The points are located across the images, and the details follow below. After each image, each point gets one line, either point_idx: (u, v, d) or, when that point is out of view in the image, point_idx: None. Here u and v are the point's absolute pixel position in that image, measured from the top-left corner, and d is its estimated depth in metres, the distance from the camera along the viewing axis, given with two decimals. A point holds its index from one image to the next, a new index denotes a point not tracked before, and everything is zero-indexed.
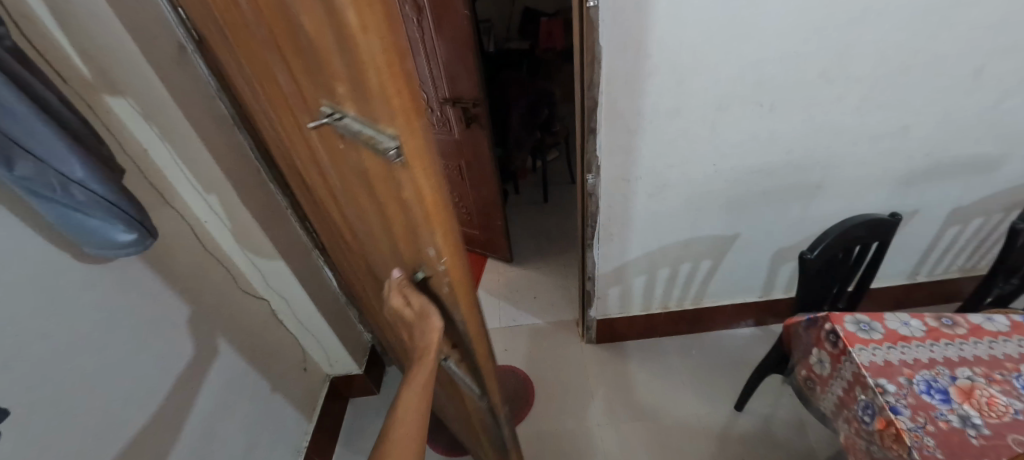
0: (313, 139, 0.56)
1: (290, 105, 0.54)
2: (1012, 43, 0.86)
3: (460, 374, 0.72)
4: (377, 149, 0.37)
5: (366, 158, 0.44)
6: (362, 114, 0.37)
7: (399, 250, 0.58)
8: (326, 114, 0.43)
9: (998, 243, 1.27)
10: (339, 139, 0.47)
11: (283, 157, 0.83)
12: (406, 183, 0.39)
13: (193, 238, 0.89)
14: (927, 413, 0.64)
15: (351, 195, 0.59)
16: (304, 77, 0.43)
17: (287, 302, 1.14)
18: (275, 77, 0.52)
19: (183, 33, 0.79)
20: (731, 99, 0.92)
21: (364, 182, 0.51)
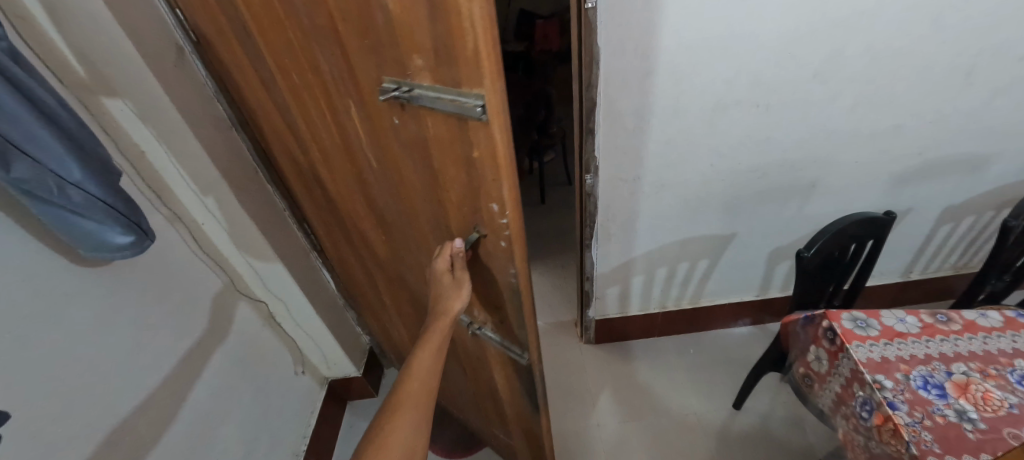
0: (358, 122, 0.60)
1: (334, 91, 0.58)
2: (1001, 44, 0.87)
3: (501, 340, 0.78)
4: (461, 109, 0.43)
5: (435, 126, 0.50)
6: (440, 81, 0.44)
7: (446, 219, 0.64)
8: (387, 90, 0.49)
9: (990, 240, 1.28)
10: (400, 114, 0.52)
11: (294, 156, 0.83)
12: (482, 139, 0.46)
13: (189, 241, 0.89)
14: (925, 408, 0.65)
15: (394, 173, 0.63)
16: (372, 56, 0.48)
17: (284, 304, 1.13)
18: (321, 65, 0.55)
19: (181, 35, 0.78)
20: (727, 99, 0.92)
21: (419, 155, 0.56)
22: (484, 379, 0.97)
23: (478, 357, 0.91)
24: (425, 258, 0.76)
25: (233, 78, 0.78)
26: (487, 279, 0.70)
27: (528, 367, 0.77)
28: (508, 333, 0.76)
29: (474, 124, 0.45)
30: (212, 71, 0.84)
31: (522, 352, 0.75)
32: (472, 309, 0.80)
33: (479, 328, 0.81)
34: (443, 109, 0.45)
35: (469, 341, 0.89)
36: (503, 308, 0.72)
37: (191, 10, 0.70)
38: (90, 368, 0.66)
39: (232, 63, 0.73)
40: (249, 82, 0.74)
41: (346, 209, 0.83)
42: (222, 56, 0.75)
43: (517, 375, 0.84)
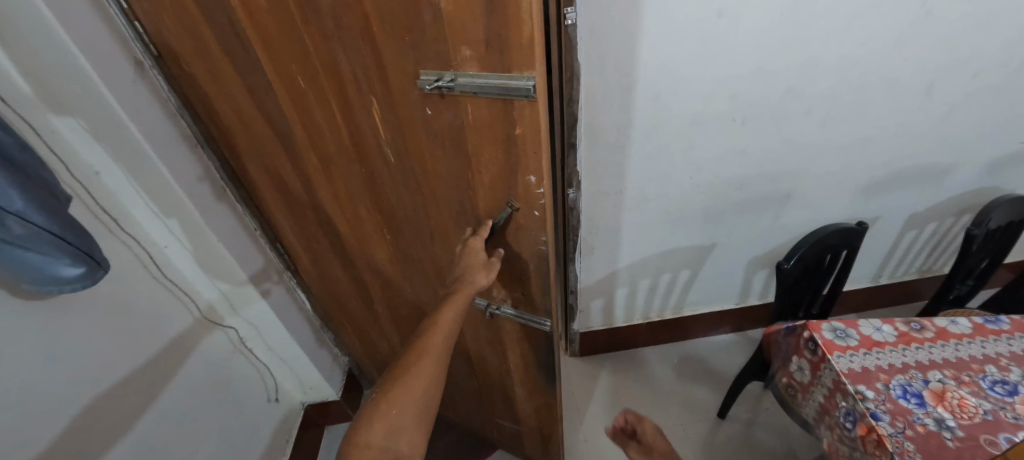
0: (378, 120, 0.56)
1: (353, 91, 0.54)
2: (956, 62, 0.92)
3: (520, 311, 0.73)
4: (505, 91, 0.44)
5: (473, 112, 0.49)
6: (488, 67, 0.44)
7: (472, 203, 0.61)
8: (426, 83, 0.47)
9: (955, 242, 1.33)
10: (434, 103, 0.50)
11: (276, 168, 0.77)
12: (527, 118, 0.46)
13: (150, 265, 0.84)
14: (906, 417, 0.66)
15: (415, 167, 0.60)
16: (409, 51, 0.46)
17: (255, 327, 1.07)
18: (342, 63, 0.52)
19: (140, 48, 0.72)
20: (705, 114, 0.94)
21: (450, 145, 0.54)
22: (487, 376, 0.96)
23: (487, 344, 0.87)
24: (443, 252, 0.72)
25: (210, 89, 0.72)
26: (509, 258, 0.66)
27: (549, 334, 0.74)
28: (530, 307, 0.72)
29: (520, 103, 0.45)
30: (175, 85, 0.77)
31: (545, 318, 0.71)
32: (489, 291, 0.73)
33: (497, 308, 0.75)
34: (490, 93, 0.45)
35: (481, 328, 0.83)
36: (526, 282, 0.68)
37: (160, 18, 0.65)
38: (35, 415, 0.61)
39: (212, 70, 0.67)
40: (231, 90, 0.68)
41: (337, 219, 0.80)
42: (200, 64, 0.68)
43: (532, 351, 0.80)
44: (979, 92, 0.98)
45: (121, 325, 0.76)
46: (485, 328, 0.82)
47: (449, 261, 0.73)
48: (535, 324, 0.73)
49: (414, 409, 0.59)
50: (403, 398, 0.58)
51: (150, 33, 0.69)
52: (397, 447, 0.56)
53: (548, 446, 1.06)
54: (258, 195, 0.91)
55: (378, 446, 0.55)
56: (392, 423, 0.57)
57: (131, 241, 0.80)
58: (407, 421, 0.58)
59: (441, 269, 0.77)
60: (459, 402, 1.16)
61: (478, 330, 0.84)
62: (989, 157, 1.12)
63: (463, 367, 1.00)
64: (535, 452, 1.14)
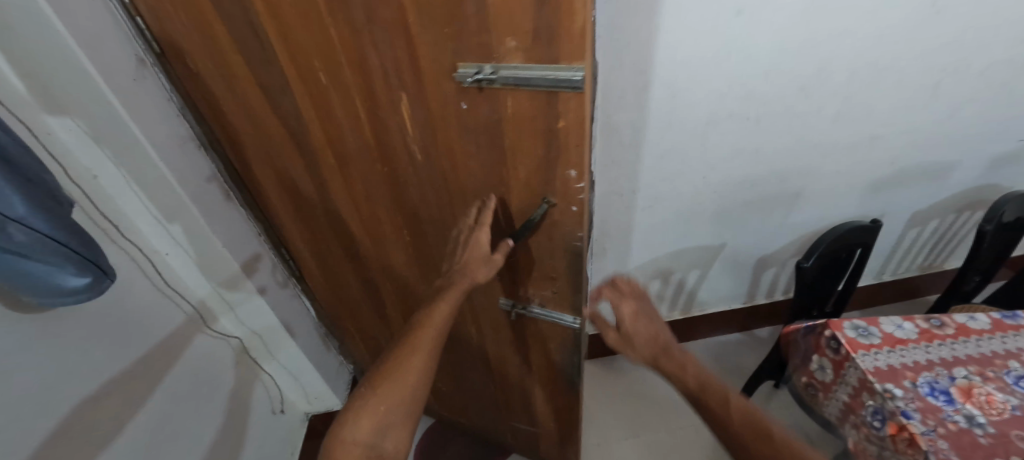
0: (408, 117, 0.54)
1: (381, 87, 0.52)
2: (964, 61, 0.93)
3: (548, 311, 0.73)
4: (552, 82, 0.43)
5: (514, 106, 0.48)
6: (533, 59, 0.43)
7: (506, 199, 0.59)
8: (465, 76, 0.46)
9: (968, 233, 1.34)
10: (471, 98, 0.48)
11: (286, 168, 0.75)
12: (572, 110, 0.45)
13: (149, 271, 0.80)
14: (936, 415, 0.66)
15: (446, 166, 0.58)
16: (448, 43, 0.45)
17: (258, 335, 1.03)
18: (371, 57, 0.50)
19: (141, 46, 0.68)
20: (720, 113, 0.93)
21: (485, 140, 0.52)
22: (505, 377, 0.96)
23: (508, 345, 0.86)
24: None
25: (218, 89, 0.69)
26: (541, 255, 0.64)
27: (578, 332, 0.74)
28: (560, 305, 0.71)
29: (566, 96, 0.44)
30: (177, 84, 0.72)
31: (574, 316, 0.71)
32: (516, 290, 0.73)
33: (523, 308, 0.74)
34: (534, 85, 0.44)
35: (504, 328, 0.82)
36: (557, 280, 0.67)
37: (166, 13, 0.61)
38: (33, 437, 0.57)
39: (222, 68, 0.64)
40: (242, 89, 0.65)
41: (351, 221, 0.78)
42: (208, 62, 0.65)
43: (559, 350, 0.80)
44: (984, 90, 0.99)
45: (120, 339, 0.72)
46: (510, 330, 0.82)
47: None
48: (565, 322, 0.73)
49: (403, 406, 0.56)
50: (394, 394, 0.56)
51: (151, 28, 0.65)
52: (383, 445, 0.55)
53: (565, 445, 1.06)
54: (264, 199, 0.88)
55: (364, 444, 0.54)
56: (380, 419, 0.55)
57: (129, 247, 0.76)
58: (396, 417, 0.55)
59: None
60: (472, 404, 1.16)
61: (500, 330, 0.83)
62: (991, 154, 1.14)
63: (480, 369, 0.99)
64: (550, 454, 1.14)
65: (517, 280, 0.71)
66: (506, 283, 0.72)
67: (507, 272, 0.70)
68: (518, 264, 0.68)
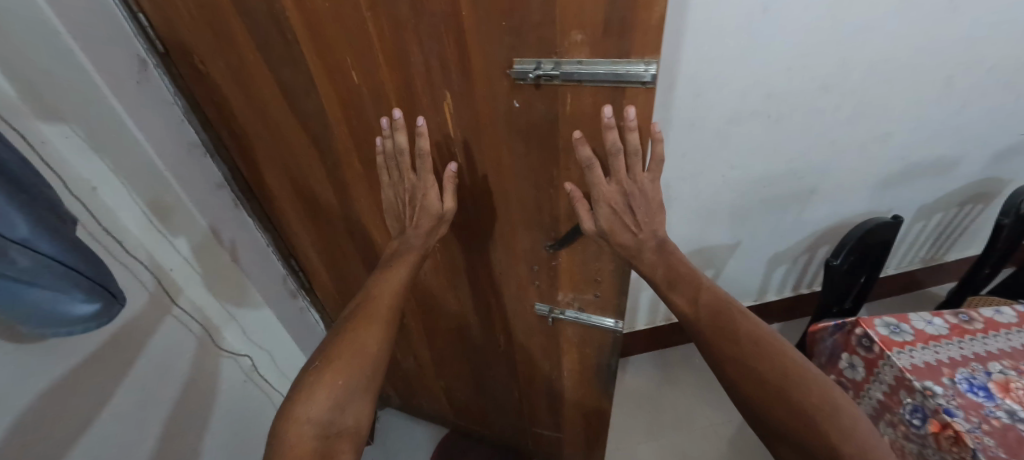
0: (450, 116, 0.53)
1: (421, 86, 0.51)
2: (975, 56, 0.95)
3: (582, 315, 0.75)
4: (618, 78, 0.43)
5: (573, 105, 0.47)
6: (598, 54, 0.42)
7: (552, 200, 0.59)
8: (520, 71, 0.45)
9: (969, 225, 1.37)
10: (526, 95, 0.48)
11: (298, 166, 0.73)
12: (638, 107, 0.46)
13: (157, 290, 0.74)
14: (979, 411, 0.66)
15: (490, 166, 0.58)
16: (505, 37, 0.43)
17: (268, 352, 0.98)
18: (413, 54, 0.48)
19: (141, 43, 0.62)
20: (742, 111, 0.92)
21: (534, 138, 0.52)
22: (531, 380, 0.97)
23: (540, 351, 0.88)
24: (505, 254, 0.71)
25: (230, 91, 0.65)
26: (583, 258, 0.66)
27: (616, 335, 0.76)
28: (601, 309, 0.73)
29: (633, 93, 0.44)
30: (183, 86, 0.67)
31: (614, 319, 0.73)
32: (554, 296, 0.74)
33: (560, 313, 0.76)
34: (600, 80, 0.44)
35: (537, 333, 0.84)
36: (600, 282, 0.69)
37: (176, 11, 0.57)
38: None
39: (236, 69, 0.61)
40: (258, 91, 0.63)
41: (373, 228, 0.78)
42: (218, 60, 0.61)
43: (594, 352, 0.82)
44: (992, 85, 1.01)
45: (128, 363, 0.68)
46: (542, 334, 0.83)
47: (511, 268, 0.72)
48: (602, 326, 0.75)
49: (358, 377, 0.56)
50: (349, 363, 0.56)
51: (157, 27, 0.60)
52: (341, 419, 0.53)
53: (590, 444, 1.07)
54: (273, 206, 0.83)
55: (317, 420, 0.51)
56: (337, 391, 0.53)
57: (134, 265, 0.69)
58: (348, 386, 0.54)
59: (496, 276, 0.76)
60: (493, 410, 1.15)
61: (533, 333, 0.84)
62: (995, 148, 1.16)
63: (504, 373, 0.98)
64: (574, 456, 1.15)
65: (555, 284, 0.72)
66: (543, 287, 0.73)
67: (545, 276, 0.71)
68: (558, 269, 0.69)
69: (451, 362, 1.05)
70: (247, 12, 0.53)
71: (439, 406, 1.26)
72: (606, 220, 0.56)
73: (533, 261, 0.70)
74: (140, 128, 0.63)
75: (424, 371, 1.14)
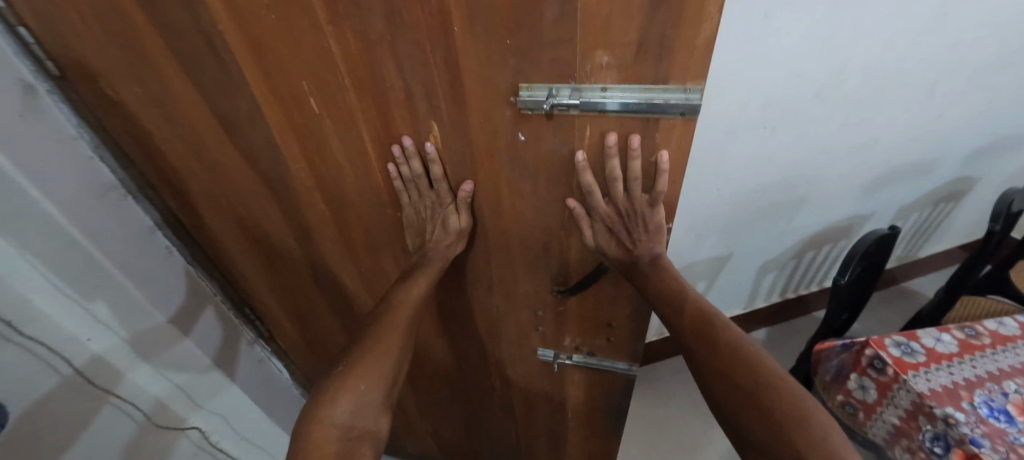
0: (438, 148, 0.46)
1: (400, 113, 0.43)
2: (958, 61, 0.94)
3: (593, 359, 0.68)
4: (649, 109, 0.37)
5: (591, 137, 0.41)
6: (627, 78, 0.36)
7: (562, 241, 0.53)
8: (530, 101, 0.38)
9: (941, 222, 1.41)
10: (534, 128, 0.41)
11: (248, 206, 0.62)
12: (672, 139, 0.39)
13: (72, 376, 0.57)
14: (1004, 440, 0.63)
15: (488, 204, 0.50)
16: (509, 59, 0.36)
17: (224, 418, 0.81)
18: (391, 81, 0.40)
19: (26, 64, 0.48)
20: (738, 123, 0.87)
21: (538, 175, 0.46)
22: (530, 420, 0.88)
23: (541, 394, 0.80)
24: (502, 298, 0.63)
25: (157, 125, 0.53)
26: (598, 301, 0.59)
27: (630, 378, 0.69)
28: (614, 353, 0.66)
29: (669, 123, 0.38)
30: (92, 117, 0.54)
31: (628, 362, 0.66)
32: (559, 341, 0.67)
33: (566, 358, 0.69)
34: (630, 110, 0.37)
35: (539, 377, 0.76)
36: (613, 326, 0.62)
37: (74, 26, 0.45)
38: None
39: (160, 99, 0.50)
40: (192, 122, 0.51)
41: (346, 269, 0.68)
42: (134, 86, 0.49)
43: (603, 395, 0.76)
44: (970, 88, 1.01)
45: None
46: (545, 377, 0.76)
47: (512, 311, 0.65)
48: (613, 369, 0.68)
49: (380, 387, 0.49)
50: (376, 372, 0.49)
51: (48, 49, 0.48)
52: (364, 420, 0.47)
53: None
54: (218, 250, 0.71)
55: (341, 424, 0.45)
56: (362, 397, 0.47)
57: (37, 347, 0.52)
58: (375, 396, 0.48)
59: (493, 321, 0.68)
60: (486, 448, 1.06)
61: (534, 375, 0.76)
62: (968, 149, 1.18)
63: (500, 413, 0.90)
64: None
65: (563, 326, 0.64)
66: (548, 332, 0.66)
67: (550, 320, 0.64)
68: (566, 314, 0.62)
69: (439, 402, 0.95)
70: (170, 29, 0.42)
71: (426, 447, 1.15)
72: (602, 239, 0.49)
73: (538, 309, 0.63)
74: (25, 176, 0.48)
75: (408, 414, 1.03)
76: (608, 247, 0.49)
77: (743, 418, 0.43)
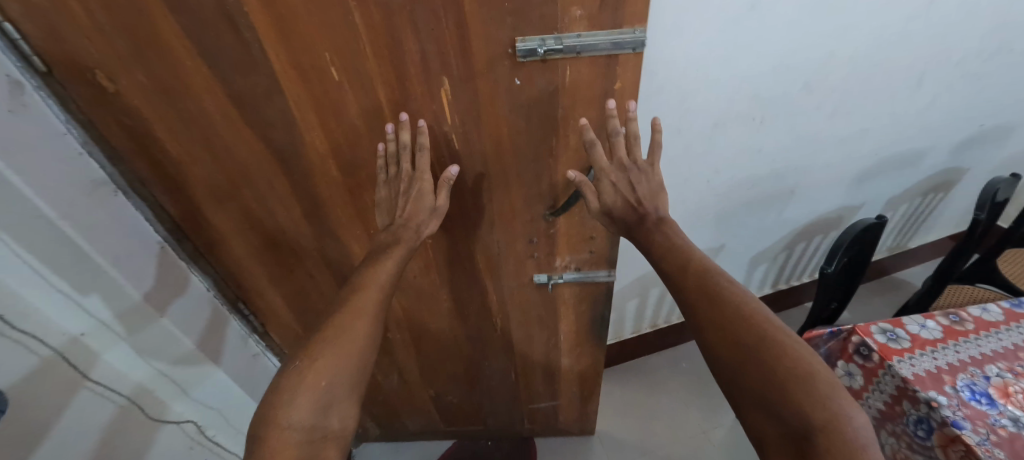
0: (447, 102, 0.49)
1: (415, 73, 0.47)
2: (945, 52, 0.95)
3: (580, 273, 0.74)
4: (612, 49, 0.45)
5: (570, 75, 0.48)
6: (595, 26, 0.44)
7: (549, 169, 0.58)
8: (525, 49, 0.44)
9: (930, 212, 1.42)
10: (528, 71, 0.47)
11: (253, 184, 0.62)
12: (628, 71, 0.48)
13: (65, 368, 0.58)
14: (985, 422, 0.64)
15: (488, 147, 0.55)
16: (506, 18, 0.42)
17: (217, 411, 0.85)
18: (407, 43, 0.44)
19: (12, 61, 0.48)
20: (727, 115, 0.88)
21: (534, 112, 0.51)
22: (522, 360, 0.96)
23: (536, 325, 0.86)
24: (502, 236, 0.67)
25: (156, 114, 0.53)
26: (582, 218, 0.65)
27: (610, 285, 0.77)
28: (595, 263, 0.73)
29: (626, 57, 0.46)
30: (80, 114, 0.54)
31: (609, 269, 0.74)
32: (551, 263, 0.72)
33: (558, 278, 0.74)
34: (599, 50, 0.45)
35: (535, 306, 0.81)
36: (595, 239, 0.68)
37: (70, 17, 0.44)
38: None
39: (166, 86, 0.50)
40: (195, 106, 0.52)
41: (352, 242, 0.71)
42: (138, 73, 0.49)
43: (589, 308, 0.82)
44: (957, 80, 1.02)
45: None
46: (539, 302, 0.80)
47: (509, 243, 0.69)
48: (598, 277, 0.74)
49: (359, 354, 0.50)
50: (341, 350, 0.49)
51: (34, 45, 0.47)
52: (327, 424, 0.47)
53: (586, 398, 1.09)
54: (215, 242, 0.71)
55: (302, 427, 0.45)
56: (321, 395, 0.47)
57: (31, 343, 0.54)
58: (357, 361, 0.50)
59: (494, 260, 0.71)
60: (487, 405, 1.13)
61: (528, 308, 0.82)
62: (954, 140, 1.19)
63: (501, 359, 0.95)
64: (570, 420, 1.19)
65: (553, 250, 0.70)
66: (542, 257, 0.71)
67: (542, 245, 0.69)
68: (555, 233, 0.67)
69: (439, 370, 1.00)
70: (179, 8, 0.42)
71: (426, 421, 1.19)
72: (610, 197, 0.55)
73: (531, 233, 0.67)
74: (4, 164, 0.48)
75: (410, 389, 1.06)
76: (614, 206, 0.56)
77: (744, 378, 0.45)
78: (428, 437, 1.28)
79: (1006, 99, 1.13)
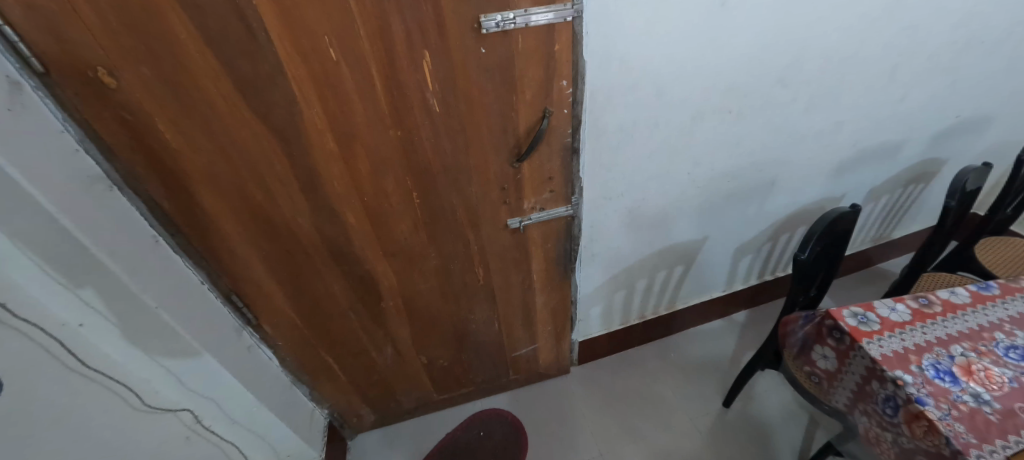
0: (428, 72, 0.60)
1: (401, 49, 0.57)
2: (915, 45, 0.98)
3: (546, 211, 0.89)
4: (546, 21, 0.60)
5: (523, 44, 0.62)
6: (538, 3, 0.58)
7: (514, 124, 0.71)
8: (488, 23, 0.57)
9: (911, 203, 1.46)
10: (490, 42, 0.60)
11: (253, 168, 0.66)
12: (564, 36, 0.63)
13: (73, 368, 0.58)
14: (947, 398, 0.67)
15: (464, 111, 0.66)
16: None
17: (219, 407, 0.83)
18: (394, 24, 0.54)
19: (11, 62, 0.50)
20: (705, 108, 0.90)
21: (499, 77, 0.64)
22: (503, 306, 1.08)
23: (513, 268, 0.99)
24: (478, 189, 0.79)
25: (158, 108, 0.57)
26: (541, 162, 0.79)
27: (571, 219, 0.93)
28: (555, 202, 0.88)
29: (561, 26, 0.62)
30: (77, 113, 0.56)
31: (566, 205, 0.89)
32: (521, 207, 0.86)
33: (527, 219, 0.88)
34: (543, 21, 0.60)
35: (511, 250, 0.94)
36: (553, 179, 0.83)
37: (77, 18, 0.48)
38: None
39: (171, 80, 0.55)
40: (199, 97, 0.57)
41: (349, 216, 0.77)
42: (143, 67, 0.53)
43: (555, 243, 0.97)
44: (929, 73, 1.06)
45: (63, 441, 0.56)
46: (515, 247, 0.93)
47: (484, 195, 0.81)
48: (562, 211, 0.90)
49: None
50: None
51: (33, 46, 0.49)
52: None
53: (562, 336, 1.25)
54: (209, 233, 0.74)
55: None
56: None
57: (50, 343, 0.55)
58: None
59: (473, 210, 0.83)
60: (476, 364, 1.23)
61: (505, 254, 0.95)
62: (931, 132, 1.22)
63: (486, 306, 1.06)
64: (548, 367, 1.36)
65: (522, 196, 0.84)
66: (512, 202, 0.84)
67: (512, 191, 0.82)
68: (521, 178, 0.80)
69: (431, 334, 1.09)
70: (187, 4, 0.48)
71: (420, 394, 1.26)
72: None
73: (502, 182, 0.80)
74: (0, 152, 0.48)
75: (404, 358, 1.12)
76: None
77: None
78: (425, 410, 1.35)
79: (978, 90, 1.16)
